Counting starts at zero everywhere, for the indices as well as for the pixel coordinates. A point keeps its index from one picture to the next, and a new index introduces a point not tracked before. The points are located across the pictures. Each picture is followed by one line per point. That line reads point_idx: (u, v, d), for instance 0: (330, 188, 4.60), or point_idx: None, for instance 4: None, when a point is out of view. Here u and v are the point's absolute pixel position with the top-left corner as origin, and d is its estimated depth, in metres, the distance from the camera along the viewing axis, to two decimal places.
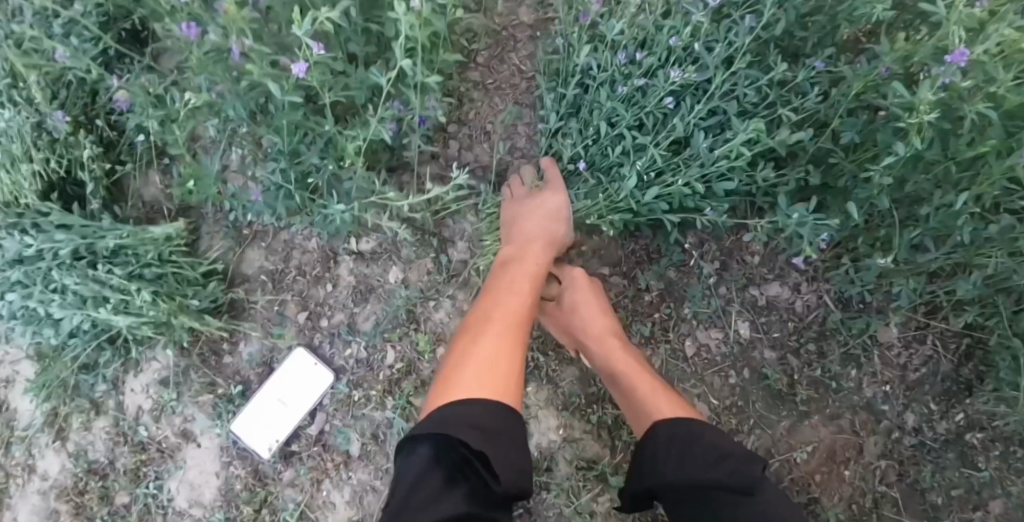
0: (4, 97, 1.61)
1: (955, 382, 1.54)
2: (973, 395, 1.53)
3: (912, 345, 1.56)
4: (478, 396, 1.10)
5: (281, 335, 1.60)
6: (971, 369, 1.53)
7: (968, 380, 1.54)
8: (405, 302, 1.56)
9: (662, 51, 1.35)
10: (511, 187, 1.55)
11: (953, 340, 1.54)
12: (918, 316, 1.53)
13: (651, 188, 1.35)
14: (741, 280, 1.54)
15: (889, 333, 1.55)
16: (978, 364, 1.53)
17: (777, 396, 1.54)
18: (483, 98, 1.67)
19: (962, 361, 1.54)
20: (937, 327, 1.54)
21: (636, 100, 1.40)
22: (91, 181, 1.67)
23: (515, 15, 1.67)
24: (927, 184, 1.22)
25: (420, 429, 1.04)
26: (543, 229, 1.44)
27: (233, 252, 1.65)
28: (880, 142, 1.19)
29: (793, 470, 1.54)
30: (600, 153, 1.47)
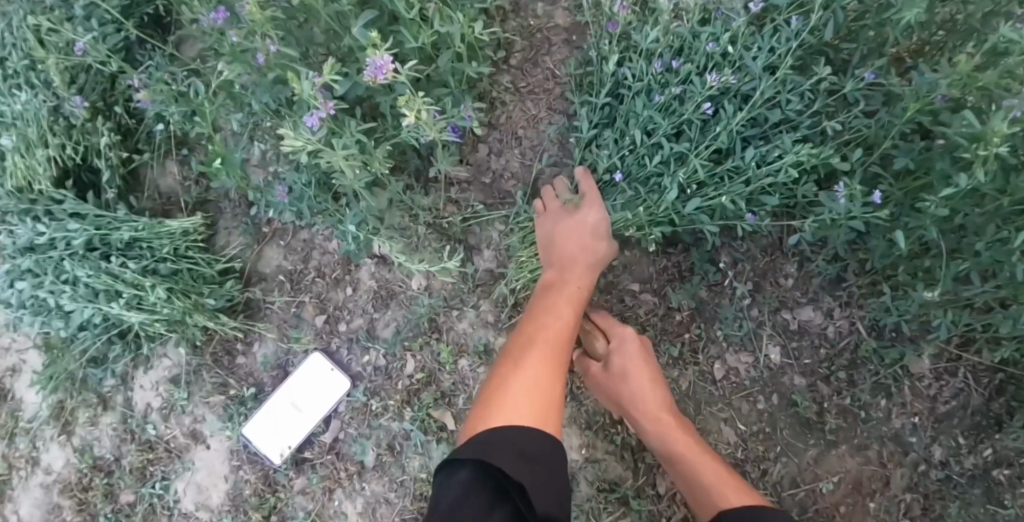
0: (22, 79, 1.57)
1: (985, 416, 1.50)
2: (1002, 431, 1.49)
3: (943, 377, 1.51)
4: (518, 422, 1.06)
5: (297, 338, 1.55)
6: (1003, 405, 1.49)
7: (998, 415, 1.49)
8: (427, 310, 1.51)
9: (701, 58, 1.29)
10: (545, 198, 1.49)
11: (986, 375, 1.50)
12: (951, 348, 1.48)
13: (692, 202, 1.30)
14: (774, 302, 1.50)
15: (920, 365, 1.50)
16: (1010, 400, 1.49)
17: (805, 423, 1.49)
18: (515, 102, 1.62)
19: (993, 396, 1.50)
20: (969, 361, 1.49)
21: (673, 108, 1.33)
22: (107, 169, 1.62)
23: (551, 17, 1.62)
24: (980, 217, 1.18)
25: (459, 454, 1.01)
26: (581, 246, 1.38)
27: (252, 249, 1.61)
28: (937, 171, 1.14)
29: (819, 501, 1.49)
30: (637, 163, 1.39)
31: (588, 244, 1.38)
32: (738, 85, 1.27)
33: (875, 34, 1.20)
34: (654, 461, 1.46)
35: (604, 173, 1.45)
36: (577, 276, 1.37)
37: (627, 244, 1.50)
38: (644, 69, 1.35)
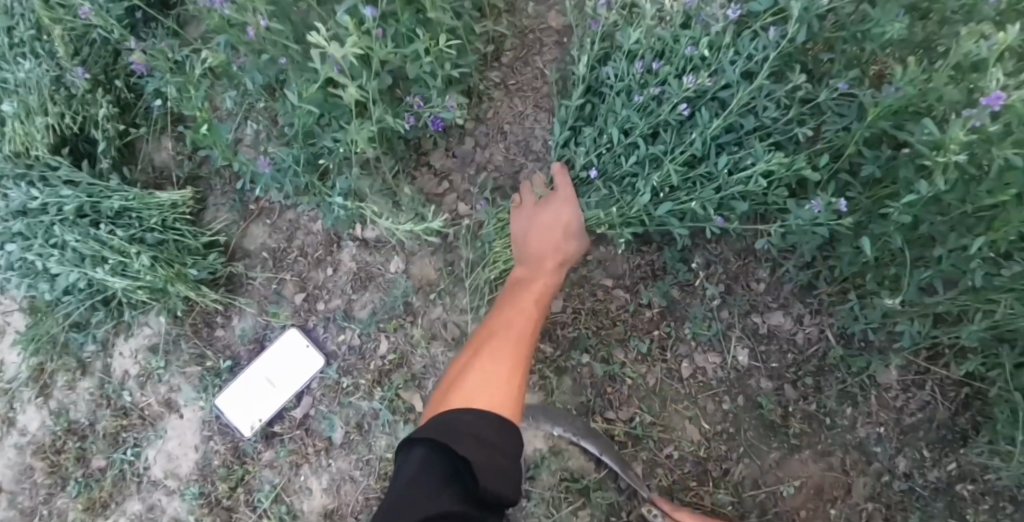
0: (27, 48, 1.62)
1: (950, 430, 1.51)
2: (967, 445, 1.50)
3: (910, 389, 1.53)
4: (475, 407, 1.08)
5: (275, 314, 1.58)
6: (969, 419, 1.51)
7: (964, 429, 1.51)
8: (404, 293, 1.54)
9: (681, 61, 1.32)
10: (522, 194, 1.52)
11: (953, 389, 1.51)
12: (919, 360, 1.50)
13: (664, 205, 1.34)
14: (745, 305, 1.52)
15: (888, 375, 1.52)
16: (976, 415, 1.50)
17: (769, 426, 1.50)
18: (503, 98, 1.66)
19: (960, 410, 1.51)
20: (938, 373, 1.51)
21: (651, 109, 1.37)
22: (103, 140, 1.67)
23: (543, 18, 1.66)
24: (944, 227, 1.21)
25: (416, 434, 1.01)
26: (551, 243, 1.42)
27: (237, 226, 1.64)
28: (901, 178, 1.18)
29: (779, 503, 1.49)
30: (613, 162, 1.43)
31: (558, 240, 1.42)
32: (714, 89, 1.32)
33: (848, 45, 1.24)
34: (616, 454, 1.48)
35: (585, 169, 1.48)
36: (544, 273, 1.40)
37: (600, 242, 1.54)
38: (626, 70, 1.38)
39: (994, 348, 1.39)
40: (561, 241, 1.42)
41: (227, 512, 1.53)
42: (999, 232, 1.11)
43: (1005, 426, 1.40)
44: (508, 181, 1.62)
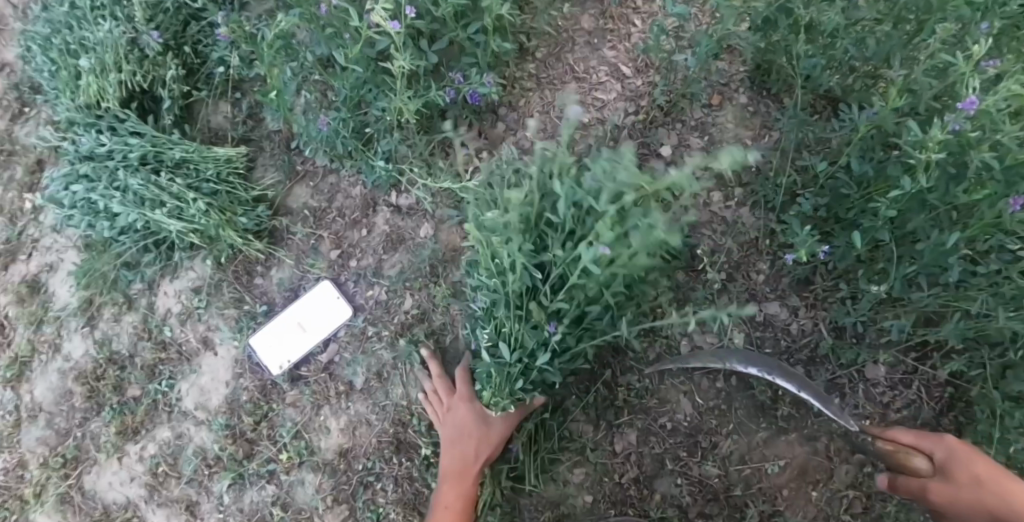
0: (109, 11, 1.77)
1: (933, 429, 1.61)
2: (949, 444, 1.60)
3: (897, 386, 1.63)
4: None
5: (311, 265, 1.72)
6: (951, 419, 1.61)
7: (947, 430, 1.61)
8: (431, 256, 1.68)
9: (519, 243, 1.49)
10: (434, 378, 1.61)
11: (937, 389, 1.62)
12: (908, 360, 1.61)
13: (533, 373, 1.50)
14: (744, 294, 1.65)
15: (876, 371, 1.62)
16: (958, 415, 1.60)
17: (759, 407, 1.60)
18: (535, 89, 1.81)
19: (944, 411, 1.61)
20: (925, 374, 1.61)
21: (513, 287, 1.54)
22: (168, 99, 1.82)
23: (577, 21, 1.83)
24: (929, 225, 1.34)
25: None
26: (465, 423, 1.52)
27: (283, 185, 1.78)
28: (890, 176, 1.31)
29: (763, 480, 1.59)
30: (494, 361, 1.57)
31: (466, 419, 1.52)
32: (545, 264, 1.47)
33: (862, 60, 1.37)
34: (614, 419, 1.61)
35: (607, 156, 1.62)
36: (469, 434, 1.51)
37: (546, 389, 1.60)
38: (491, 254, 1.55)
39: (973, 347, 1.52)
40: (475, 422, 1.52)
41: (250, 444, 1.66)
42: (975, 227, 1.24)
43: (983, 422, 1.51)
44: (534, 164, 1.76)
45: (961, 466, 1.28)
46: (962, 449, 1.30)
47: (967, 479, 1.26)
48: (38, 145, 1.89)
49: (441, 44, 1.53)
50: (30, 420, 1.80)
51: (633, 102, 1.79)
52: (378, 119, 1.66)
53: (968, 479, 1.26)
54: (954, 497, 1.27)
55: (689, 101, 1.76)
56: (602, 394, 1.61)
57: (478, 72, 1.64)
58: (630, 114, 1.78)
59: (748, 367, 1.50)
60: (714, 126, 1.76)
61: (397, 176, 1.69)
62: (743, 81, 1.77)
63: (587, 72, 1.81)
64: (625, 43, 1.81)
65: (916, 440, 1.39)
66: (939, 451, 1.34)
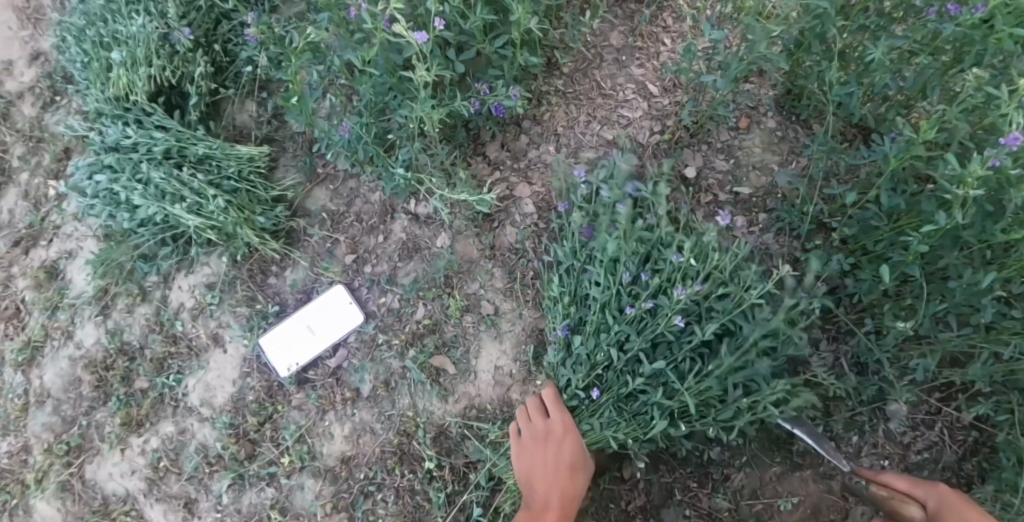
0: (142, 6, 1.79)
1: (955, 474, 1.55)
2: (971, 492, 1.53)
3: (919, 427, 1.57)
4: None
5: (326, 268, 1.71)
6: (975, 465, 1.54)
7: (969, 475, 1.55)
8: (446, 266, 1.66)
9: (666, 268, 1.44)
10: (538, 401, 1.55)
11: (961, 433, 1.56)
12: (932, 400, 1.55)
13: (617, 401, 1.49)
14: None
15: (898, 410, 1.57)
16: (982, 461, 1.54)
17: (774, 440, 1.55)
18: (560, 103, 1.79)
19: (967, 456, 1.55)
20: (948, 416, 1.56)
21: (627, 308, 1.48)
22: (196, 95, 1.83)
23: (606, 37, 1.82)
24: (965, 261, 1.28)
25: None
26: (570, 458, 1.48)
27: (303, 186, 1.78)
28: (922, 210, 1.27)
29: (775, 517, 1.53)
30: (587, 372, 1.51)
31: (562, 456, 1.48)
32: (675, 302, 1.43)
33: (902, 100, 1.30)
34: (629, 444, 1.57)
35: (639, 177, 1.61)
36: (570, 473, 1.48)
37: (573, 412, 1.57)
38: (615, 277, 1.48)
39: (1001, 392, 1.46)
40: (579, 453, 1.48)
41: (253, 445, 1.65)
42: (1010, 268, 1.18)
43: (1009, 471, 1.44)
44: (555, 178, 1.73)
45: (955, 516, 1.31)
46: (959, 503, 1.33)
47: None
48: (65, 134, 1.90)
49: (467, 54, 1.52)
50: (38, 404, 1.81)
51: (658, 121, 1.76)
52: (401, 125, 1.65)
53: None
54: None
55: (715, 123, 1.73)
56: None
57: (505, 84, 1.63)
58: (655, 133, 1.76)
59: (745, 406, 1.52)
60: (740, 150, 1.73)
61: (416, 183, 1.67)
62: (771, 106, 1.74)
63: (614, 89, 1.79)
64: (653, 61, 1.80)
65: (914, 488, 1.40)
66: (936, 500, 1.36)
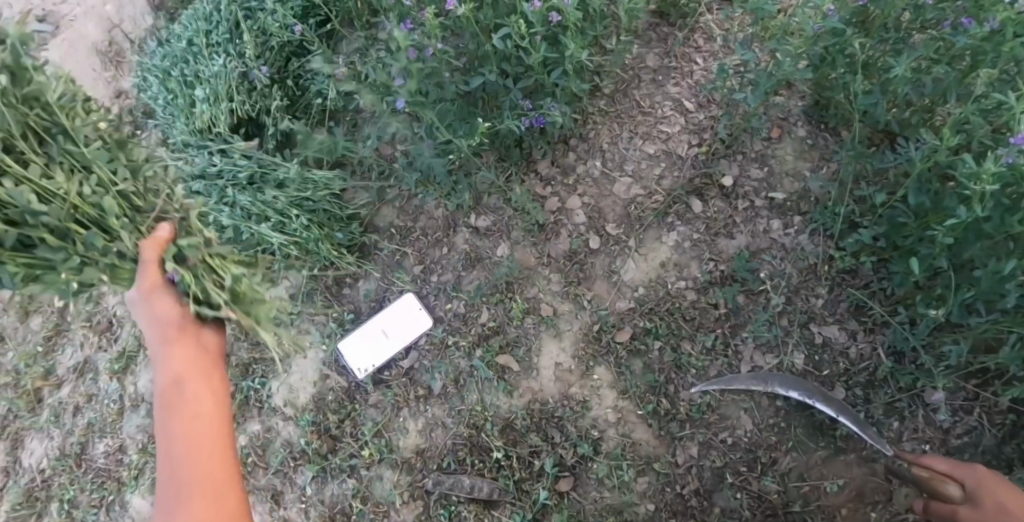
0: (224, 49, 2.01)
1: (996, 457, 1.65)
2: (1013, 473, 1.63)
3: (958, 412, 1.68)
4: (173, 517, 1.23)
5: (397, 278, 1.87)
6: (1014, 448, 1.64)
7: (1010, 458, 1.64)
8: (506, 272, 1.81)
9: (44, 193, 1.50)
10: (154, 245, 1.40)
11: (999, 416, 1.66)
12: (969, 385, 1.67)
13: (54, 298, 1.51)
14: (803, 316, 1.73)
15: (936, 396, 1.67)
16: (1021, 443, 1.64)
17: (817, 427, 1.66)
18: (604, 122, 1.95)
19: (1006, 439, 1.65)
20: (986, 400, 1.67)
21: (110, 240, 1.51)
22: (272, 126, 2.02)
23: (643, 60, 2.00)
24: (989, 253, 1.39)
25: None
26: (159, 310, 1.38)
27: (373, 205, 1.95)
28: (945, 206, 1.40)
29: (822, 498, 1.63)
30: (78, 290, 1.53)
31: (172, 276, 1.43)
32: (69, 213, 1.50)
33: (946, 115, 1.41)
34: (679, 432, 1.67)
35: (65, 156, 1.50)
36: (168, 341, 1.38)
37: (629, 404, 1.69)
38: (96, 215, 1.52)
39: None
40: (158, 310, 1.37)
41: (334, 440, 1.80)
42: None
43: None
44: (602, 190, 1.87)
45: (987, 491, 1.37)
46: (989, 478, 1.39)
47: (991, 505, 1.35)
48: None
49: (524, 80, 1.69)
50: (133, 409, 1.98)
51: (696, 134, 1.91)
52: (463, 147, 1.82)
53: (994, 505, 1.34)
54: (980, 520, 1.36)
55: (749, 134, 1.88)
56: (666, 407, 1.68)
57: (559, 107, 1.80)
58: (693, 146, 1.90)
59: (790, 391, 1.64)
60: (774, 158, 1.87)
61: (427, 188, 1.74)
62: (800, 117, 1.89)
63: (653, 106, 1.96)
64: (688, 79, 1.97)
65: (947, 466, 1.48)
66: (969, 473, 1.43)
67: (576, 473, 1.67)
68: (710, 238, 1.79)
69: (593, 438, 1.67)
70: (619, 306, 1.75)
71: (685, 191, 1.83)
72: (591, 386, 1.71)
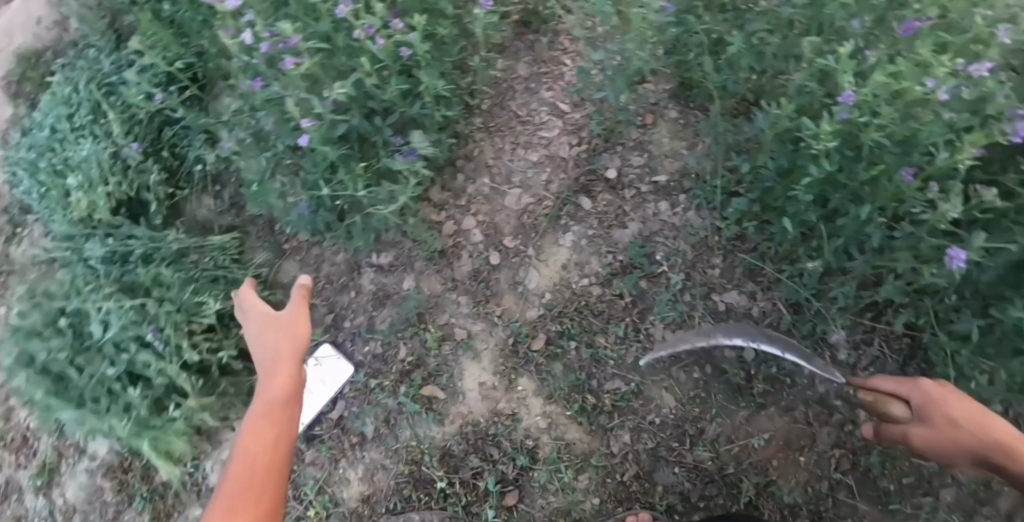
0: (89, 132, 1.95)
1: (901, 379, 1.78)
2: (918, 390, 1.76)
3: (860, 346, 1.80)
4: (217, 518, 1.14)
5: (310, 332, 1.86)
6: (915, 368, 1.77)
7: (913, 376, 1.78)
8: (416, 304, 1.82)
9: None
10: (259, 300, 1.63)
11: (896, 342, 1.78)
12: (865, 320, 1.79)
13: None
14: (703, 288, 1.80)
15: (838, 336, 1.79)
16: (920, 363, 1.77)
17: (736, 389, 1.74)
18: (486, 138, 1.99)
19: (907, 362, 1.78)
20: (883, 330, 1.78)
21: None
22: (154, 202, 1.95)
23: (513, 71, 2.06)
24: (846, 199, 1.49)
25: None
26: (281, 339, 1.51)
27: (273, 263, 1.93)
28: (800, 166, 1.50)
29: (751, 455, 1.71)
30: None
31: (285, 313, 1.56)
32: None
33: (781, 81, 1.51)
34: (609, 423, 1.72)
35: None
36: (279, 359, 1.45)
37: (558, 405, 1.73)
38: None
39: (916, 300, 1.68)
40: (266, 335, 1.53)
41: None
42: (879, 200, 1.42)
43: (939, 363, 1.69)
44: (495, 205, 1.90)
45: (937, 408, 1.41)
46: (941, 393, 1.43)
47: (941, 420, 1.38)
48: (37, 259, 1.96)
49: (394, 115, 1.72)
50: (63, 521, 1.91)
51: (574, 134, 1.97)
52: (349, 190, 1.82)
53: (944, 420, 1.38)
54: (932, 438, 1.40)
55: (624, 124, 1.95)
56: (593, 402, 1.73)
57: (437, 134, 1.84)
58: (573, 145, 1.95)
59: (734, 338, 1.68)
60: (651, 144, 1.94)
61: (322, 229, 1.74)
62: (668, 100, 1.97)
63: (529, 115, 2.01)
64: (559, 83, 2.03)
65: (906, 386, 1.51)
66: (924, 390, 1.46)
67: (520, 485, 1.70)
68: (604, 231, 1.84)
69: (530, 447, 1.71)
70: (530, 315, 1.79)
71: (573, 191, 1.88)
72: (518, 396, 1.74)
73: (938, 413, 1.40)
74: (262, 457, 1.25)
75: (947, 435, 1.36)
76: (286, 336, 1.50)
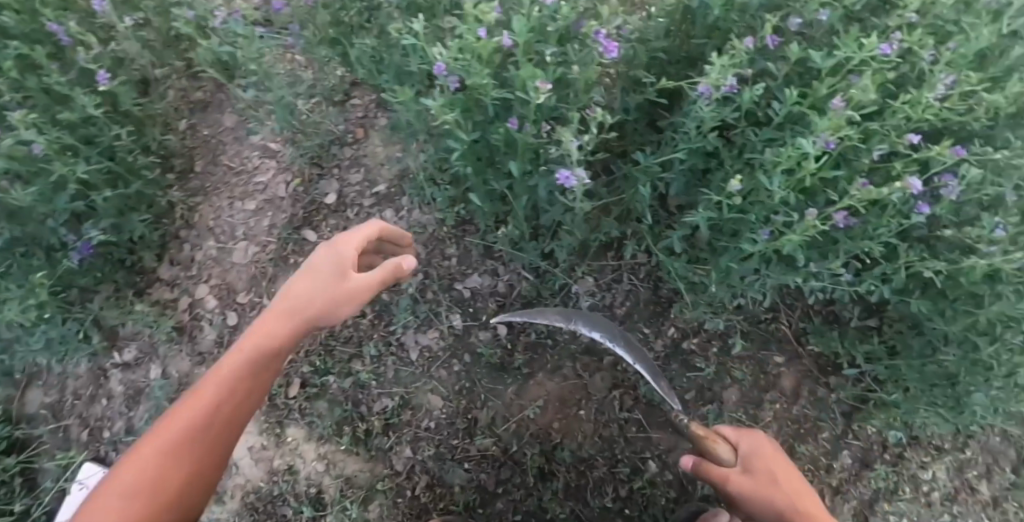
0: None
1: (657, 303, 1.84)
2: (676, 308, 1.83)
3: (612, 285, 1.84)
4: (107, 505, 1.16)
5: (69, 455, 1.77)
6: (666, 288, 1.84)
7: (667, 296, 1.84)
8: (164, 392, 1.74)
9: None
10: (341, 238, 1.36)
11: (641, 270, 1.84)
12: (608, 260, 1.83)
13: None
14: (444, 281, 1.80)
15: (588, 283, 1.82)
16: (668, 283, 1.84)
17: (499, 368, 1.74)
18: (207, 203, 1.89)
19: (657, 285, 1.84)
20: (626, 264, 1.84)
21: None
22: None
23: (217, 123, 1.97)
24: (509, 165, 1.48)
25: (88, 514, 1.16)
26: (326, 280, 1.31)
27: (13, 397, 1.81)
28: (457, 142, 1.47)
29: (531, 426, 1.70)
30: None
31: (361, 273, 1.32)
32: None
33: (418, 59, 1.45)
34: (385, 444, 1.70)
35: None
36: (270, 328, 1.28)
37: (331, 441, 1.70)
38: None
39: (633, 230, 1.74)
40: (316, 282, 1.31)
41: None
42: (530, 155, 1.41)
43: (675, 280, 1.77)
44: (224, 266, 1.83)
45: (766, 465, 1.41)
46: (769, 448, 1.45)
47: (771, 481, 1.38)
48: None
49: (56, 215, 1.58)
50: None
51: (288, 169, 1.90)
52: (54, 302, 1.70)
53: (771, 479, 1.38)
54: (751, 485, 1.38)
55: (334, 145, 1.90)
56: (365, 428, 1.70)
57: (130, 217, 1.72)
58: (288, 181, 1.89)
59: (593, 329, 1.64)
60: (365, 157, 1.91)
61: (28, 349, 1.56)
62: (372, 106, 1.92)
63: (242, 163, 1.92)
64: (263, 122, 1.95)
65: (743, 433, 1.49)
66: (773, 454, 1.44)
67: None
68: None
69: (314, 494, 1.68)
70: (280, 365, 1.73)
71: (294, 228, 1.83)
72: (290, 449, 1.70)
73: (757, 482, 1.39)
74: (163, 492, 1.21)
75: (766, 488, 1.38)
76: (289, 299, 1.29)
